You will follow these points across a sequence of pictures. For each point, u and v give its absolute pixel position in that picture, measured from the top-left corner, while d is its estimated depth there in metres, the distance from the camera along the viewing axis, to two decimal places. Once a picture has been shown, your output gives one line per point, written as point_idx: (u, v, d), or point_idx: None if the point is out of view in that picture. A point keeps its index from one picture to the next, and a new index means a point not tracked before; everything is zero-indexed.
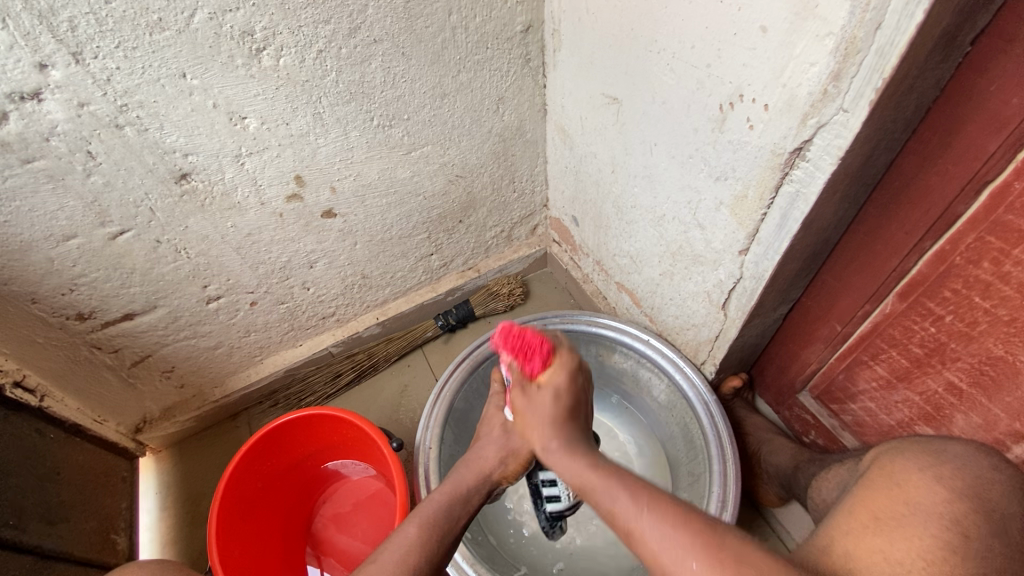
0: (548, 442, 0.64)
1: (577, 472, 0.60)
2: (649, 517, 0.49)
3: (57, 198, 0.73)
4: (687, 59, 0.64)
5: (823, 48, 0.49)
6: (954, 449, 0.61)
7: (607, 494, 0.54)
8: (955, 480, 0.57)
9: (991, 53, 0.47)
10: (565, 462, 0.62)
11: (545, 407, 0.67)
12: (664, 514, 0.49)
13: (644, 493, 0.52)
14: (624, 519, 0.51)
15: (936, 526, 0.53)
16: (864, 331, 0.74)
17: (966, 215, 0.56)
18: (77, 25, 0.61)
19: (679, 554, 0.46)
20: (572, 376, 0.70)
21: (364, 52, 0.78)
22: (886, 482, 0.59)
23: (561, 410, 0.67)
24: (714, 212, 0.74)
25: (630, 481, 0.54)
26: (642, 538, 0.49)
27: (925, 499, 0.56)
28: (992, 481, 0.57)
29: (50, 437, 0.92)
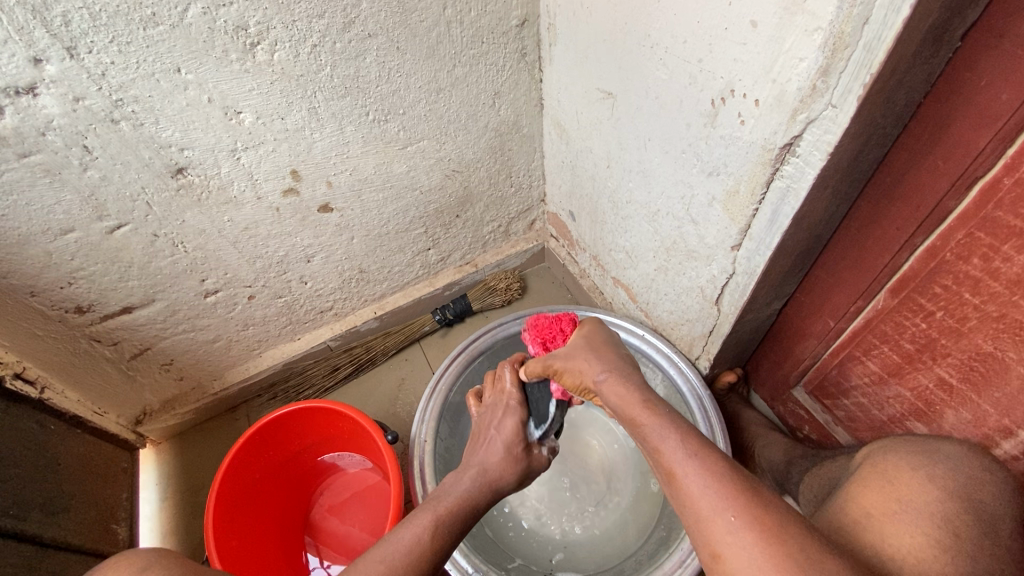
0: (594, 373, 0.62)
1: (625, 403, 0.59)
2: (696, 471, 0.50)
3: (54, 192, 0.74)
4: (679, 54, 0.64)
5: (811, 43, 0.49)
6: (946, 449, 0.62)
7: (655, 434, 0.54)
8: (947, 480, 0.58)
9: (981, 48, 0.47)
10: (615, 393, 0.60)
11: (585, 349, 0.67)
12: (713, 470, 0.50)
13: (695, 440, 0.52)
14: (672, 463, 0.51)
15: (926, 524, 0.54)
16: (857, 326, 0.74)
17: (956, 211, 0.56)
18: (71, 19, 0.61)
19: (722, 507, 0.47)
20: (604, 334, 0.72)
21: (358, 47, 0.78)
22: (879, 479, 0.59)
23: (601, 351, 0.66)
24: (707, 208, 0.74)
25: (680, 427, 0.54)
26: (684, 484, 0.50)
27: (917, 496, 0.56)
28: (983, 481, 0.58)
29: (50, 429, 0.93)
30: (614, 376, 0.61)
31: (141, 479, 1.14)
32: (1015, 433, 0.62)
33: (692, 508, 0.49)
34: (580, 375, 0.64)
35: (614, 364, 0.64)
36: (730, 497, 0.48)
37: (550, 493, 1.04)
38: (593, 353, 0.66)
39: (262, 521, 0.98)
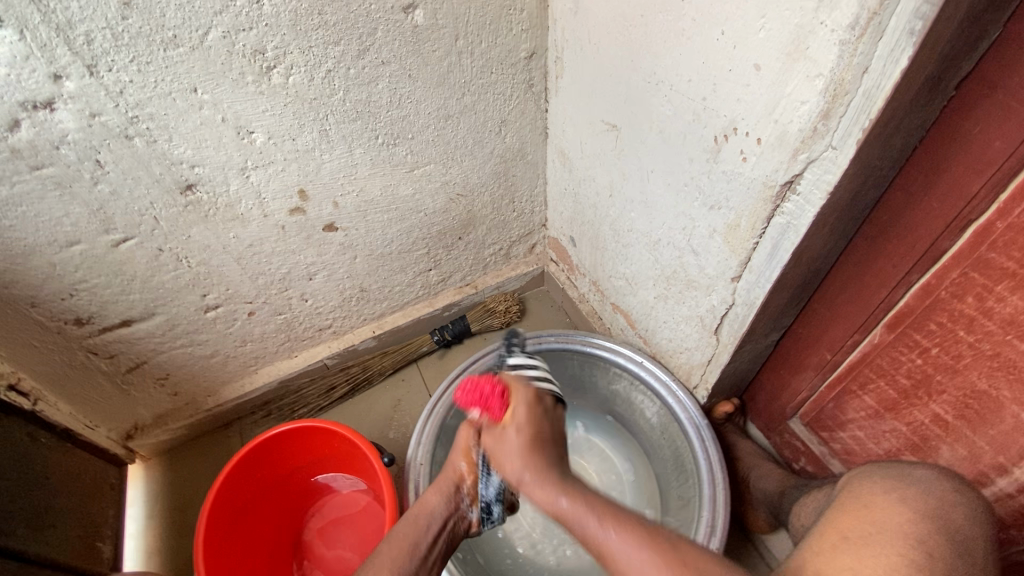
0: (519, 472, 0.59)
1: (552, 495, 0.55)
2: (623, 542, 0.49)
3: (63, 205, 0.75)
4: (684, 92, 0.67)
5: (813, 88, 0.51)
6: (918, 473, 0.61)
7: (578, 523, 0.52)
8: (918, 502, 0.57)
9: (974, 97, 0.50)
10: (538, 488, 0.57)
11: (512, 440, 0.61)
12: (634, 533, 0.49)
13: (615, 515, 0.51)
14: (601, 541, 0.50)
15: (900, 544, 0.53)
16: (853, 360, 0.75)
17: (950, 251, 0.58)
18: (94, 39, 0.63)
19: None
20: (535, 413, 0.64)
21: (371, 73, 0.81)
22: (856, 505, 0.60)
23: (529, 442, 0.61)
24: (707, 239, 0.76)
25: (603, 504, 0.53)
26: (616, 562, 0.48)
27: (889, 519, 0.56)
28: (954, 501, 0.57)
29: (41, 442, 0.91)
30: (537, 471, 0.58)
31: (127, 495, 1.12)
32: (1010, 471, 0.62)
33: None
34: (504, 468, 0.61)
35: (544, 454, 0.60)
36: (656, 552, 0.47)
37: (545, 519, 1.03)
38: (521, 445, 0.61)
39: (251, 545, 0.96)
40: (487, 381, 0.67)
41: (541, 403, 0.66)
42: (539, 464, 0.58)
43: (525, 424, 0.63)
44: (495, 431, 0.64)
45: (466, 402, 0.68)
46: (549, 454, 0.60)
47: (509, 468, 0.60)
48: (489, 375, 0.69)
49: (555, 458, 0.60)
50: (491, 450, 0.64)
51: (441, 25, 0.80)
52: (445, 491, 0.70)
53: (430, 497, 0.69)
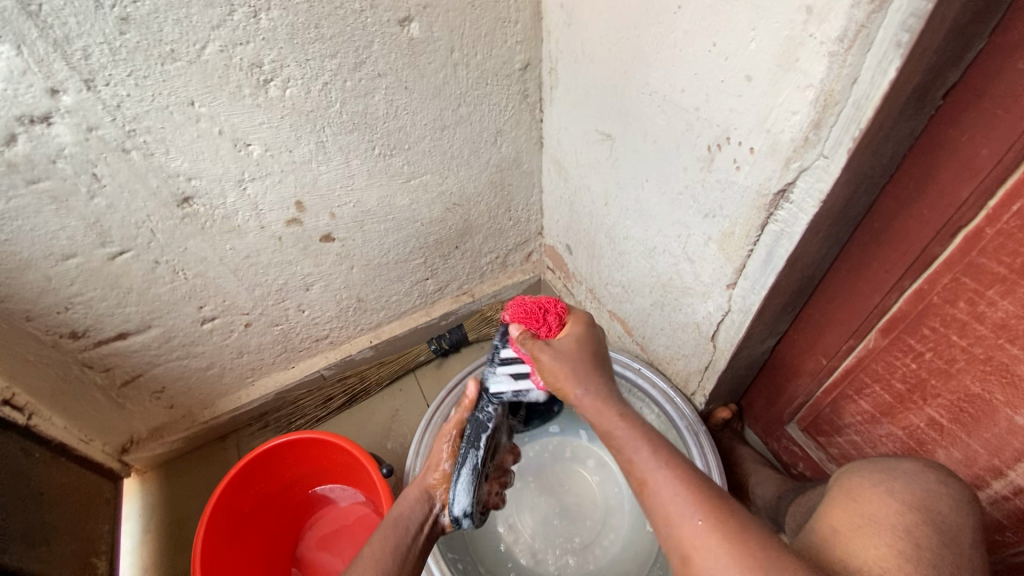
0: (577, 390, 0.62)
1: (603, 415, 0.60)
2: (667, 478, 0.53)
3: (59, 218, 0.75)
4: (677, 102, 0.68)
5: (803, 98, 0.52)
6: (904, 466, 0.61)
7: (627, 447, 0.57)
8: (907, 494, 0.57)
9: (961, 106, 0.51)
10: (593, 409, 0.61)
11: (569, 356, 0.65)
12: (677, 468, 0.53)
13: (666, 452, 0.55)
14: (644, 471, 0.54)
15: (889, 538, 0.53)
16: (848, 365, 0.76)
17: (942, 257, 0.59)
18: (91, 53, 0.63)
19: (682, 505, 0.50)
20: (589, 333, 0.68)
21: (368, 85, 0.81)
22: (844, 497, 0.59)
23: (585, 362, 0.64)
24: (702, 247, 0.76)
25: (648, 435, 0.57)
26: (656, 490, 0.53)
27: (879, 511, 0.56)
28: (941, 492, 0.57)
29: (35, 457, 0.90)
30: (596, 391, 0.62)
31: (123, 510, 1.11)
32: (1005, 473, 0.63)
33: (661, 509, 0.52)
34: (561, 383, 0.63)
35: (600, 375, 0.64)
36: (695, 493, 0.51)
37: (544, 528, 1.03)
38: (579, 364, 0.64)
39: (250, 558, 0.95)
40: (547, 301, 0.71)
41: (595, 329, 0.70)
42: (596, 386, 0.62)
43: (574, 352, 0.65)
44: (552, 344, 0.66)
45: (517, 322, 0.69)
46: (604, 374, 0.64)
47: (564, 385, 0.63)
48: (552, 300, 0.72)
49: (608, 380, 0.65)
50: (543, 362, 0.65)
51: (437, 37, 0.81)
52: (423, 496, 0.73)
53: (409, 497, 0.73)
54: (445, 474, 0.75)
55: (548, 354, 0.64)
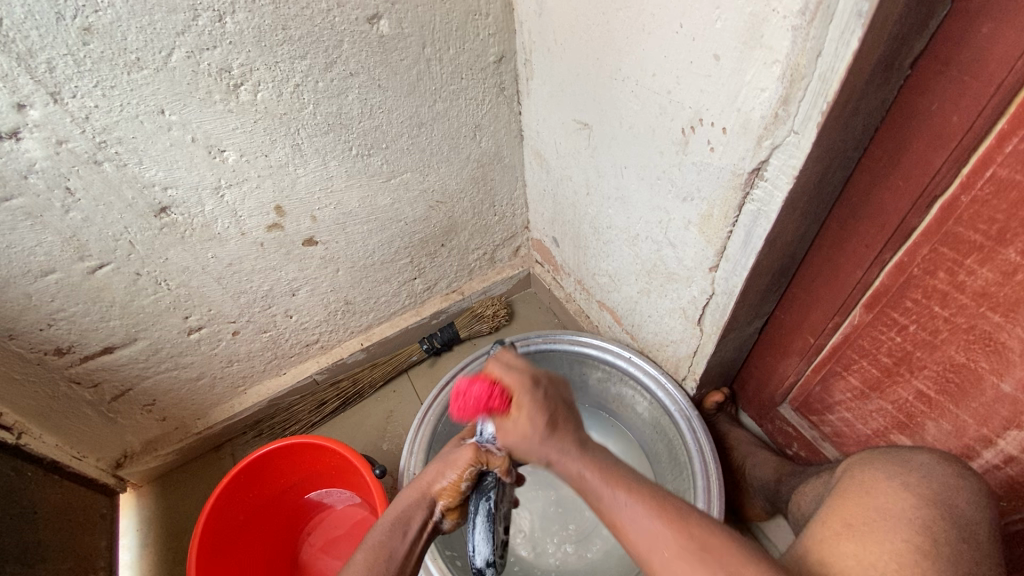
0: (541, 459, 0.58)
1: (570, 466, 0.56)
2: (634, 511, 0.50)
3: (35, 234, 0.74)
4: (649, 86, 0.67)
5: (771, 74, 0.52)
6: (920, 458, 0.61)
7: (592, 492, 0.53)
8: (920, 486, 0.57)
9: (930, 75, 0.50)
10: (562, 461, 0.56)
11: (525, 425, 0.58)
12: (644, 503, 0.51)
13: (625, 485, 0.52)
14: (612, 511, 0.52)
15: (906, 532, 0.53)
16: (835, 342, 0.75)
17: (920, 228, 0.59)
18: (55, 66, 0.63)
19: (654, 544, 0.48)
20: (539, 399, 0.59)
21: (340, 85, 0.81)
22: (857, 488, 0.60)
23: (544, 425, 0.58)
24: (683, 231, 0.76)
25: (608, 474, 0.54)
26: (625, 530, 0.51)
27: (894, 505, 0.56)
28: (957, 486, 0.57)
29: (27, 476, 0.90)
30: (557, 446, 0.57)
31: (120, 525, 1.10)
32: (995, 442, 0.63)
33: (635, 551, 0.50)
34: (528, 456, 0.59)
35: (563, 431, 0.58)
36: (668, 528, 0.48)
37: (542, 521, 1.03)
38: (538, 436, 0.58)
39: (246, 566, 0.95)
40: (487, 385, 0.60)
41: (541, 391, 0.60)
42: (558, 446, 0.57)
43: (528, 415, 0.58)
44: (504, 426, 0.59)
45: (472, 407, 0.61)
46: (567, 426, 0.58)
47: (530, 454, 0.59)
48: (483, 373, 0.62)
49: (573, 429, 0.59)
50: (508, 440, 0.60)
51: (408, 33, 0.81)
52: (422, 501, 0.66)
53: (408, 498, 0.66)
54: (455, 490, 0.66)
55: (510, 429, 0.59)
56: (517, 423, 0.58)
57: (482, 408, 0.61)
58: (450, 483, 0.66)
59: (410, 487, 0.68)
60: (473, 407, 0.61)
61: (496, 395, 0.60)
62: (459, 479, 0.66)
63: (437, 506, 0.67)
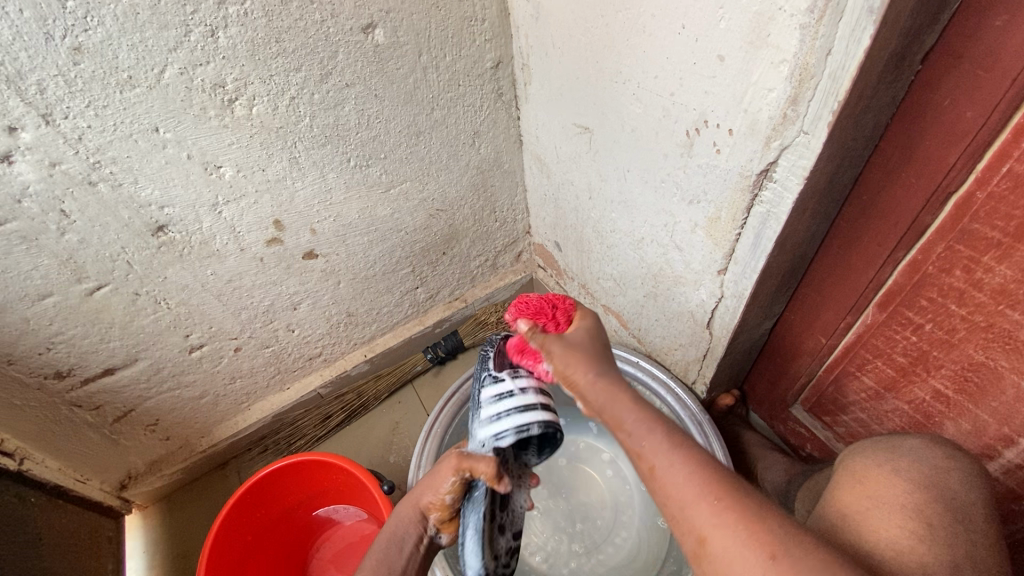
0: (585, 376, 0.52)
1: (613, 408, 0.51)
2: (687, 472, 0.46)
3: (31, 258, 0.73)
4: (651, 88, 0.66)
5: (778, 74, 0.51)
6: (909, 443, 0.59)
7: (634, 436, 0.49)
8: (913, 473, 0.55)
9: (942, 69, 0.49)
10: (604, 394, 0.51)
11: (577, 356, 0.54)
12: (701, 470, 0.46)
13: (679, 439, 0.48)
14: (658, 466, 0.47)
15: (898, 517, 0.52)
16: (848, 342, 0.74)
17: (934, 225, 0.57)
18: (46, 87, 0.61)
19: (703, 509, 0.44)
20: (596, 337, 0.58)
21: (337, 96, 0.79)
22: (851, 479, 0.57)
23: (594, 358, 0.54)
24: (690, 234, 0.75)
25: (665, 425, 0.49)
26: (669, 488, 0.46)
27: (887, 492, 0.54)
28: (948, 468, 0.56)
29: (31, 502, 0.89)
30: (604, 388, 0.51)
31: (126, 547, 1.09)
32: (1016, 442, 0.61)
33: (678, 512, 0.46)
34: (569, 370, 0.53)
35: (610, 367, 0.54)
36: (721, 502, 0.44)
37: (554, 531, 1.02)
38: (585, 361, 0.54)
39: None
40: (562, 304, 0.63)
41: (603, 326, 0.60)
42: (609, 378, 0.52)
43: (577, 351, 0.54)
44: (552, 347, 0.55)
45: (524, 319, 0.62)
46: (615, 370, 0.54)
47: (575, 375, 0.53)
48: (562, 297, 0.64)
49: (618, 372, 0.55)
50: (557, 356, 0.55)
51: (403, 41, 0.79)
52: (415, 516, 0.66)
53: (402, 513, 0.66)
54: (442, 504, 0.65)
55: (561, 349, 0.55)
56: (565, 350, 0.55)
57: (537, 318, 0.61)
58: (437, 498, 0.64)
59: (404, 502, 0.67)
60: (542, 318, 0.61)
61: (560, 312, 0.61)
62: (443, 492, 0.64)
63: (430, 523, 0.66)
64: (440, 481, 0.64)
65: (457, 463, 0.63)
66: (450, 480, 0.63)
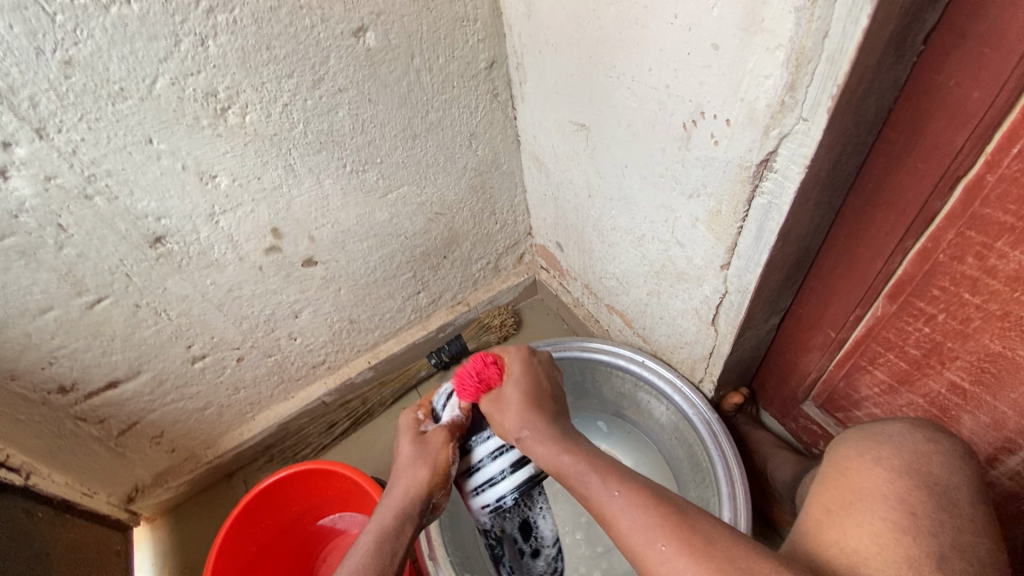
0: (516, 430, 0.64)
1: (552, 452, 0.62)
2: (624, 501, 0.53)
3: (30, 272, 0.73)
4: (646, 82, 0.65)
5: (775, 60, 0.49)
6: (891, 429, 0.58)
7: (577, 479, 0.59)
8: (897, 462, 0.54)
9: (944, 49, 0.47)
10: (539, 446, 0.62)
11: (512, 398, 0.66)
12: (638, 498, 0.53)
13: (617, 479, 0.56)
14: (601, 500, 0.55)
15: (881, 509, 0.51)
16: (859, 335, 0.72)
17: (943, 211, 0.55)
18: (38, 102, 0.62)
19: (651, 538, 0.50)
20: (529, 365, 0.71)
21: (330, 102, 0.79)
22: (833, 471, 0.57)
23: (526, 399, 0.66)
24: (691, 229, 0.73)
25: (602, 468, 0.58)
26: (615, 524, 0.53)
27: (868, 483, 0.53)
28: (930, 453, 0.54)
29: (37, 517, 0.89)
30: (534, 430, 0.63)
31: (134, 560, 1.09)
32: None
33: (629, 547, 0.51)
34: (505, 429, 0.65)
35: (543, 413, 0.65)
36: (663, 526, 0.50)
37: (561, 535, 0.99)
38: (521, 402, 0.66)
39: None
40: (482, 358, 0.71)
41: (535, 359, 0.73)
42: (537, 422, 0.64)
43: (504, 403, 0.66)
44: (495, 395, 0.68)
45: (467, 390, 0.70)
46: (548, 411, 0.66)
47: (508, 427, 0.65)
48: (481, 354, 0.71)
49: (555, 418, 0.66)
50: (491, 415, 0.68)
51: (395, 44, 0.79)
52: (412, 503, 0.65)
53: (399, 504, 0.64)
54: (444, 474, 0.67)
55: (500, 399, 0.67)
56: (506, 392, 0.67)
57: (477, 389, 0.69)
58: (441, 466, 0.67)
59: (396, 492, 0.66)
60: (473, 390, 0.69)
61: (490, 364, 0.70)
62: (445, 461, 0.67)
63: (431, 500, 0.67)
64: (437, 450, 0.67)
65: (448, 432, 0.69)
66: (449, 448, 0.67)
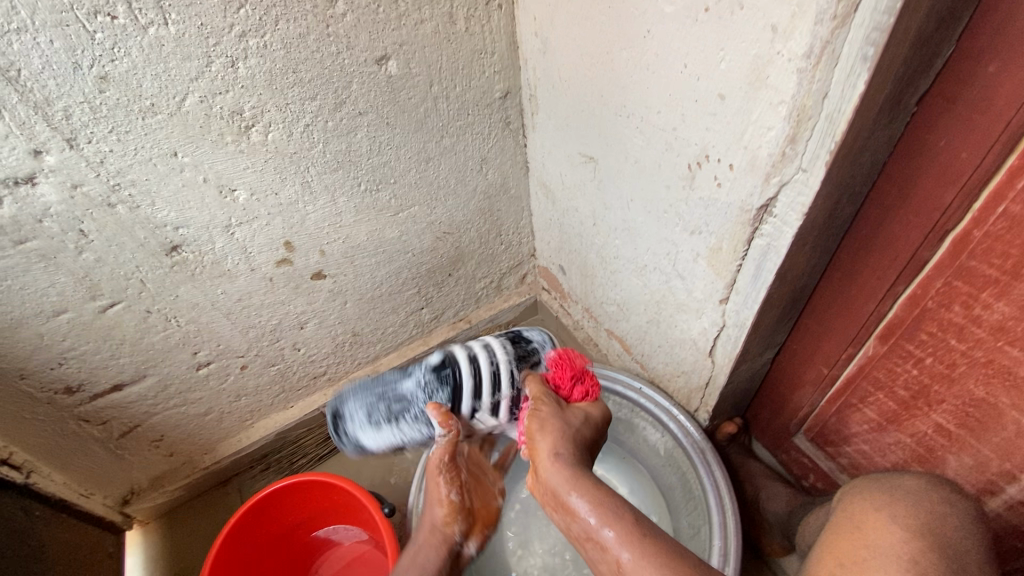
0: (552, 446, 0.56)
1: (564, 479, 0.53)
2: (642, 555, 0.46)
3: (48, 275, 0.75)
4: (654, 123, 0.68)
5: (777, 114, 0.52)
6: (909, 485, 0.61)
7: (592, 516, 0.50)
8: (911, 519, 0.56)
9: (936, 111, 0.50)
10: (562, 471, 0.54)
11: (555, 416, 0.60)
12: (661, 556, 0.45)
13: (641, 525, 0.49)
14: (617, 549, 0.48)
15: (893, 567, 0.52)
16: (850, 373, 0.74)
17: (933, 261, 0.58)
18: (72, 113, 0.64)
19: None
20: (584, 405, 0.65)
21: (349, 124, 0.82)
22: (849, 524, 0.58)
23: (565, 425, 0.59)
24: (692, 264, 0.76)
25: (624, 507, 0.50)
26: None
27: (882, 539, 0.55)
28: (945, 515, 0.56)
29: (34, 516, 0.90)
30: (569, 454, 0.56)
31: (125, 563, 1.09)
32: (1019, 478, 0.61)
33: None
34: (538, 441, 0.57)
35: (576, 442, 0.58)
36: None
37: (550, 556, 1.01)
38: (561, 425, 0.59)
39: None
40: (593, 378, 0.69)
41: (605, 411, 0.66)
42: (569, 445, 0.57)
43: (549, 420, 0.60)
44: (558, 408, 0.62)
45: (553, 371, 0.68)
46: (580, 443, 0.59)
47: (543, 442, 0.57)
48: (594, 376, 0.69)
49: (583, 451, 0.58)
50: (534, 422, 0.60)
51: (415, 72, 0.82)
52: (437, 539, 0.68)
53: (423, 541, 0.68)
54: (451, 506, 0.69)
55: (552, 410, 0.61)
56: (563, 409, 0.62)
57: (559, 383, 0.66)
58: (445, 500, 0.68)
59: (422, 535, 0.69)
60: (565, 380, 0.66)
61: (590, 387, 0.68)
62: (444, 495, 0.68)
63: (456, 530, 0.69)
64: (436, 484, 0.68)
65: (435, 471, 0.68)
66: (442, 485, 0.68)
